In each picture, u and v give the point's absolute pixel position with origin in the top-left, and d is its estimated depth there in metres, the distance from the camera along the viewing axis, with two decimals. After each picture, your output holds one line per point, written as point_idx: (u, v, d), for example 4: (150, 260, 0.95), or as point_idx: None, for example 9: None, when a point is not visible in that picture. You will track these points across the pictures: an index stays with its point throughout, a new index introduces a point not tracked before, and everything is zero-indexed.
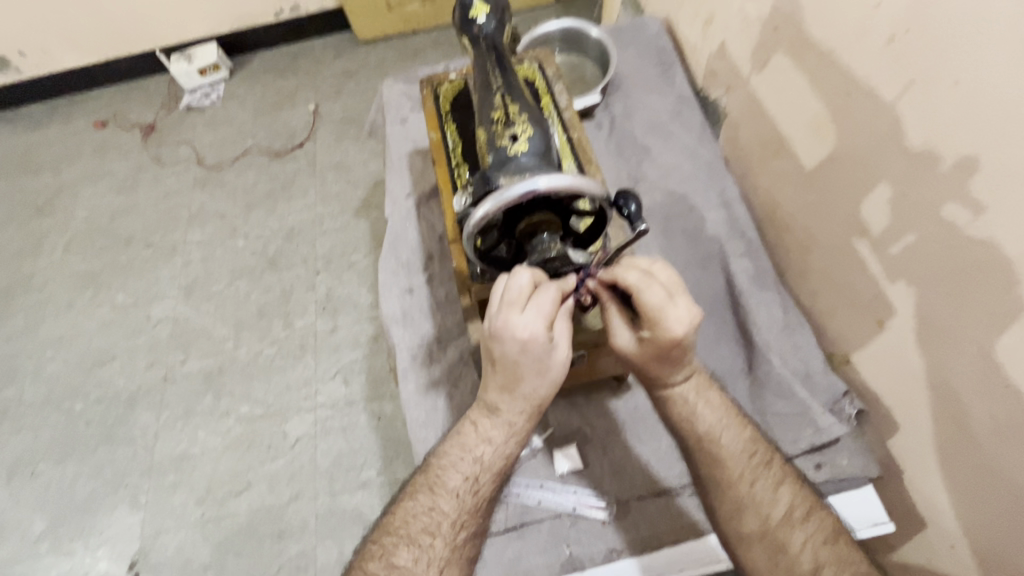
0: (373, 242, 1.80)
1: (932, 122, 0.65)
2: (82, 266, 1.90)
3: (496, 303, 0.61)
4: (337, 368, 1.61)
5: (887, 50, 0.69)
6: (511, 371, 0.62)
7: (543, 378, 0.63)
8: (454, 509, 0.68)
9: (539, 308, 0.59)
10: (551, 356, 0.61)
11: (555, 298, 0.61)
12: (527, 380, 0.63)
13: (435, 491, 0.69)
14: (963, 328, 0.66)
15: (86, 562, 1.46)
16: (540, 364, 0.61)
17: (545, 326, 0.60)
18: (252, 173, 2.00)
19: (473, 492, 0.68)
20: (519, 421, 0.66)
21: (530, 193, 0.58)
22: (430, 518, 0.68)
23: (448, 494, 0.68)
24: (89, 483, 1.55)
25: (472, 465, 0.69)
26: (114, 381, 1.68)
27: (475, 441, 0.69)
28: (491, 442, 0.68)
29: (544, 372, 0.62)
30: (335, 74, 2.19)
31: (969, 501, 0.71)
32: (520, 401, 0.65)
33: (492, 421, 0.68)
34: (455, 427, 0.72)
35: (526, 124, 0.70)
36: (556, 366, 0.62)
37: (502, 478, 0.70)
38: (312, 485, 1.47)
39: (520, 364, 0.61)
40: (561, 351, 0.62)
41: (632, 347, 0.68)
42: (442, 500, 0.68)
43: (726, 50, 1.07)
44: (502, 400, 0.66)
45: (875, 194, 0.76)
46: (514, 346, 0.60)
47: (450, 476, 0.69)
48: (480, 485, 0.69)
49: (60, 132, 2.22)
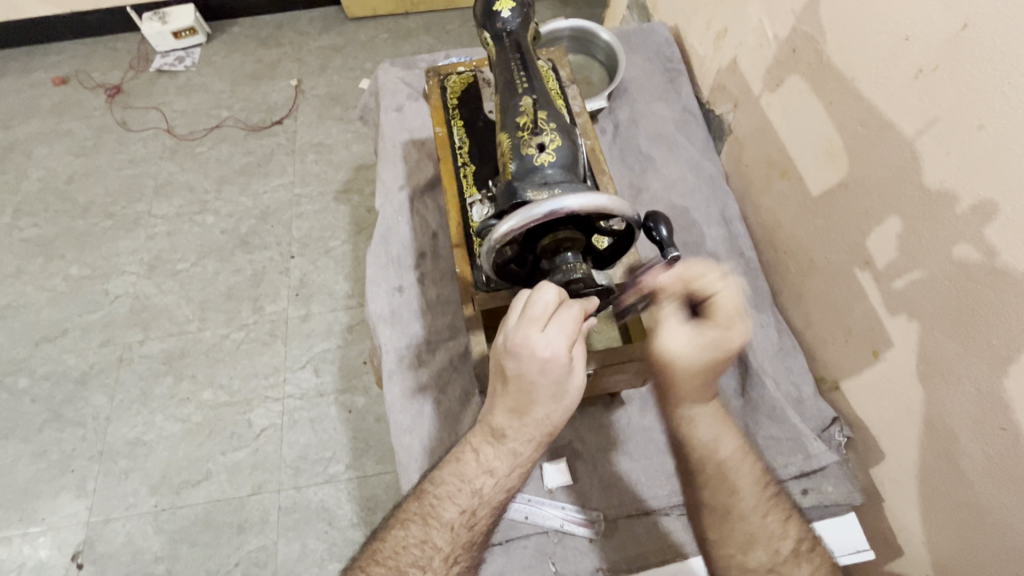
0: (352, 228, 1.73)
1: (951, 163, 0.65)
2: (33, 232, 1.76)
3: (515, 317, 0.58)
4: (309, 357, 1.54)
5: (913, 85, 0.69)
6: (527, 394, 0.59)
7: (557, 405, 0.60)
8: (447, 543, 0.65)
9: (562, 326, 0.57)
10: (570, 379, 0.59)
11: (577, 317, 0.58)
12: (541, 406, 0.60)
13: (429, 523, 0.66)
14: (962, 367, 0.67)
15: (24, 550, 1.36)
16: (558, 387, 0.58)
17: (568, 348, 0.57)
18: (226, 146, 1.89)
19: (469, 526, 0.66)
20: (525, 451, 0.64)
21: (558, 210, 0.55)
22: (422, 551, 0.65)
23: (442, 526, 0.66)
24: (32, 464, 1.44)
25: (469, 498, 0.66)
26: (64, 358, 1.57)
27: (475, 472, 0.66)
28: (492, 473, 0.66)
29: (561, 397, 0.60)
30: (320, 50, 2.09)
31: (947, 536, 0.72)
32: (530, 429, 0.63)
33: (495, 449, 0.65)
34: (454, 452, 0.69)
35: (554, 133, 0.66)
36: (574, 391, 0.60)
37: (499, 511, 0.68)
38: (276, 476, 1.40)
39: (536, 387, 0.58)
40: (579, 376, 0.60)
41: (685, 346, 0.68)
42: (436, 533, 0.66)
43: (737, 66, 1.06)
44: (510, 426, 0.63)
45: (884, 227, 0.76)
46: (533, 365, 0.57)
47: (447, 507, 0.66)
48: (477, 520, 0.66)
49: (15, 85, 2.05)
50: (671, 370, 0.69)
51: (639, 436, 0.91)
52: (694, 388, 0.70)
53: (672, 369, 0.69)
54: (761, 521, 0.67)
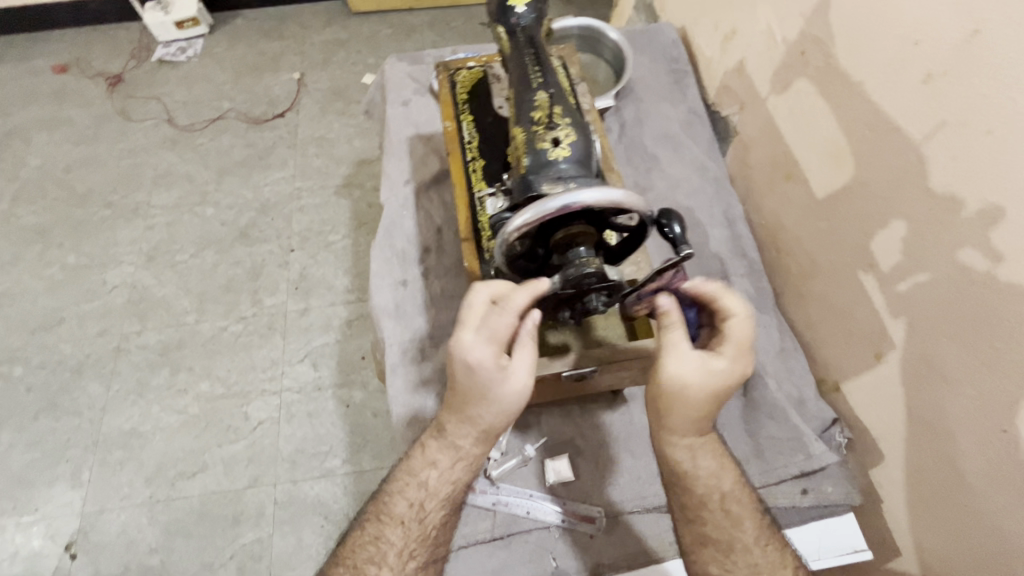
0: (353, 223, 1.73)
1: (958, 168, 0.66)
2: (31, 220, 1.75)
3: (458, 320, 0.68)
4: (307, 351, 1.54)
5: (922, 89, 0.70)
6: (462, 395, 0.67)
7: (489, 402, 0.66)
8: (400, 538, 0.70)
9: (485, 328, 0.64)
10: (504, 381, 0.65)
11: (506, 320, 0.64)
12: (474, 402, 0.67)
13: (382, 519, 0.71)
14: (963, 370, 0.67)
15: (17, 539, 1.35)
16: (488, 388, 0.65)
17: (493, 352, 0.64)
18: (227, 138, 1.88)
19: (418, 519, 0.70)
20: (464, 445, 0.70)
21: (572, 204, 0.56)
22: (376, 547, 0.69)
23: (393, 521, 0.70)
24: (26, 453, 1.43)
25: (417, 491, 0.71)
26: (60, 347, 1.56)
27: (421, 467, 0.71)
28: (436, 466, 0.71)
29: (496, 398, 0.65)
30: (323, 43, 2.08)
31: (944, 539, 0.73)
32: (468, 423, 0.69)
33: (439, 443, 0.71)
34: (406, 453, 0.75)
35: (569, 128, 0.67)
36: (512, 392, 0.65)
37: (450, 503, 0.72)
38: (273, 470, 1.40)
39: (467, 384, 0.66)
40: (517, 378, 0.65)
41: (696, 374, 0.66)
42: (389, 528, 0.70)
43: (745, 68, 1.07)
44: (452, 423, 0.70)
45: (889, 230, 0.77)
46: (464, 366, 0.65)
47: (397, 501, 0.71)
48: (426, 512, 0.71)
49: (15, 71, 2.04)
50: (680, 399, 0.67)
51: (642, 434, 0.92)
52: (693, 419, 0.68)
53: (680, 399, 0.67)
54: (761, 554, 0.68)
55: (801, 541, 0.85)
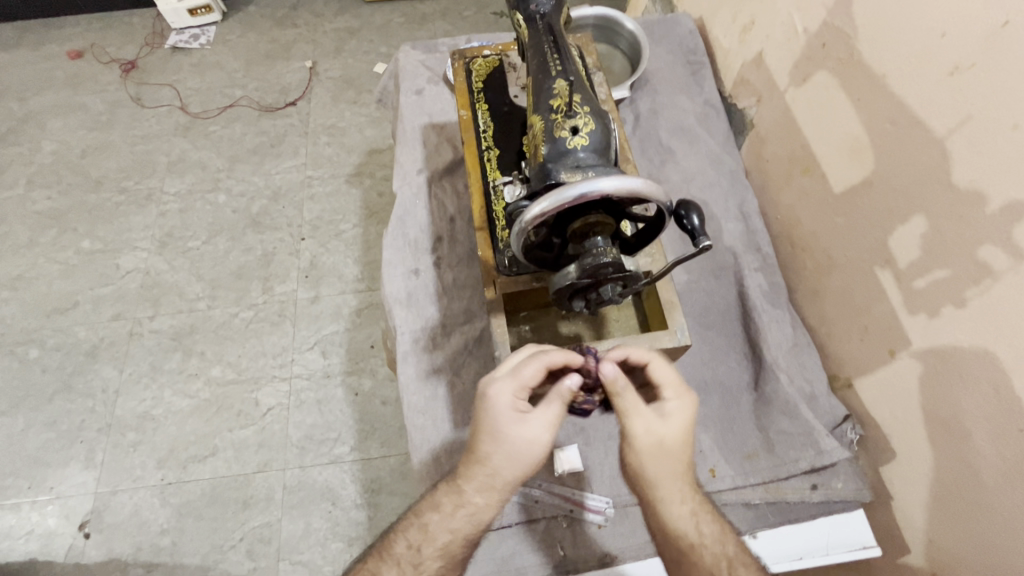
0: (363, 212, 1.73)
1: (980, 164, 0.65)
2: (46, 204, 1.77)
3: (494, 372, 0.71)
4: (317, 339, 1.55)
5: (947, 83, 0.69)
6: (476, 433, 0.67)
7: (497, 442, 0.65)
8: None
9: (515, 373, 0.66)
10: (513, 427, 0.65)
11: (536, 371, 0.66)
12: (485, 441, 0.66)
13: (382, 556, 0.70)
14: (981, 368, 0.67)
15: (33, 518, 1.38)
16: (497, 427, 0.65)
17: (512, 394, 0.65)
18: (239, 125, 1.89)
19: (413, 565, 0.67)
20: (467, 493, 0.67)
21: (589, 192, 0.56)
22: None
23: (391, 561, 0.69)
24: (42, 433, 1.46)
25: (418, 534, 0.69)
26: (74, 330, 1.58)
27: (426, 509, 0.70)
28: (439, 509, 0.69)
29: (503, 441, 0.65)
30: (336, 31, 2.08)
31: (956, 538, 0.72)
32: (478, 475, 0.67)
33: (447, 490, 0.69)
34: (419, 496, 0.73)
35: (588, 116, 0.66)
36: (517, 439, 0.65)
37: (450, 557, 0.68)
38: (282, 455, 1.42)
39: (482, 420, 0.66)
40: (528, 427, 0.65)
41: (662, 423, 0.65)
42: (385, 566, 0.68)
43: (763, 60, 1.05)
44: (464, 468, 0.69)
45: (908, 226, 0.76)
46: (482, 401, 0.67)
47: (399, 540, 0.70)
48: (422, 559, 0.67)
49: (30, 57, 2.05)
50: (658, 454, 0.65)
51: None
52: (679, 472, 0.66)
53: (657, 459, 0.65)
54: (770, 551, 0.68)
55: (771, 546, 0.84)
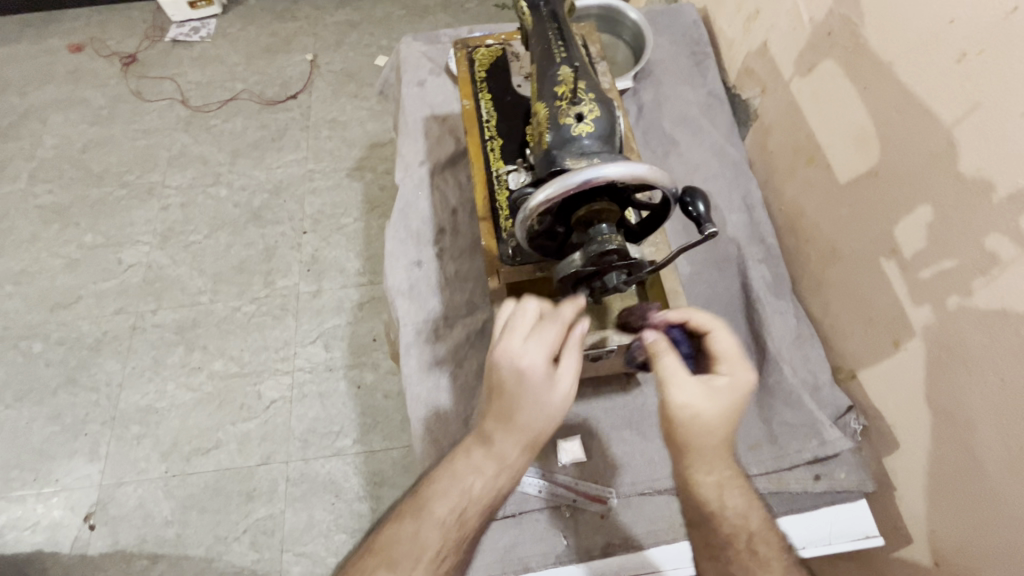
0: (365, 206, 1.73)
1: (987, 152, 0.65)
2: (48, 198, 1.77)
3: (500, 330, 0.65)
4: (319, 332, 1.55)
5: (954, 71, 0.68)
6: (508, 403, 0.63)
7: (539, 411, 0.63)
8: (438, 540, 0.65)
9: (540, 339, 0.62)
10: (551, 389, 0.63)
11: (558, 330, 0.63)
12: (525, 411, 0.63)
13: (420, 517, 0.66)
14: (986, 357, 0.67)
15: (38, 510, 1.39)
16: (538, 398, 0.62)
17: (545, 357, 0.62)
18: (240, 119, 1.89)
19: (458, 524, 0.66)
20: (513, 455, 0.66)
21: (595, 178, 0.55)
22: (412, 546, 0.65)
23: (433, 522, 0.66)
24: (46, 427, 1.47)
25: (460, 495, 0.67)
26: (77, 324, 1.58)
27: (466, 470, 0.67)
28: (483, 472, 0.66)
29: (542, 405, 0.63)
30: (336, 24, 2.07)
31: (960, 528, 0.72)
32: (517, 435, 0.65)
33: (485, 451, 0.67)
34: (449, 454, 0.70)
35: (593, 103, 0.66)
36: (555, 400, 0.63)
37: (489, 512, 0.68)
38: (286, 447, 1.42)
39: (517, 393, 0.63)
40: (562, 385, 0.63)
41: (704, 398, 0.63)
42: (427, 527, 0.66)
43: (768, 49, 1.05)
44: (497, 433, 0.66)
45: (914, 216, 0.75)
46: (510, 373, 0.62)
47: (439, 502, 0.67)
48: (466, 518, 0.66)
49: (30, 51, 2.05)
50: (695, 429, 0.63)
51: (654, 418, 0.92)
52: (715, 446, 0.64)
53: (695, 432, 0.63)
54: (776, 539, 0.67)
55: (795, 530, 0.85)
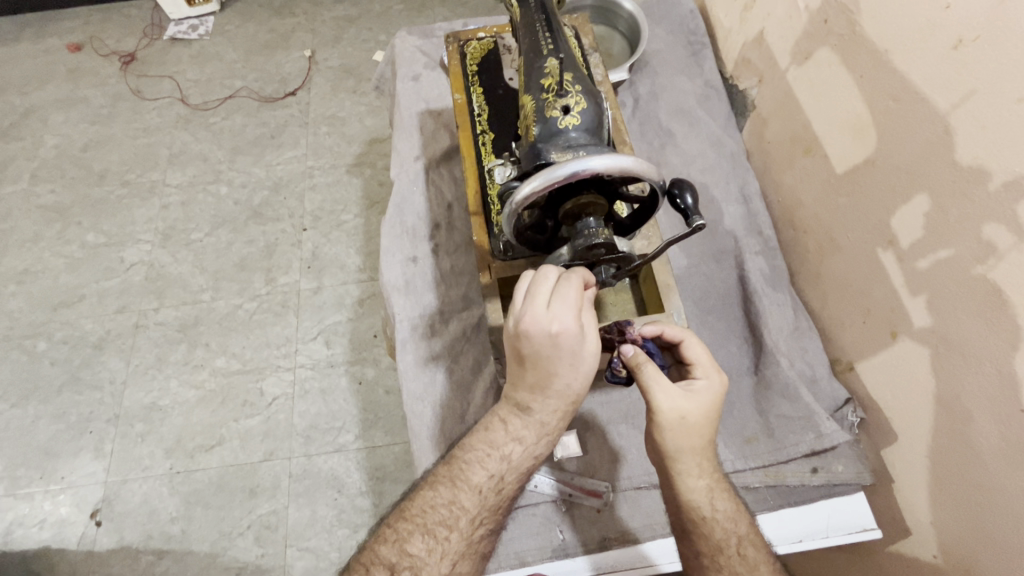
0: (364, 202, 1.72)
1: (985, 140, 0.64)
2: (50, 198, 1.78)
3: (520, 299, 0.61)
4: (320, 329, 1.55)
5: (950, 57, 0.67)
6: (544, 369, 0.61)
7: (576, 373, 0.61)
8: (475, 505, 0.67)
9: (566, 300, 0.58)
10: (584, 346, 0.60)
11: (579, 286, 0.59)
12: (561, 375, 0.62)
13: (458, 485, 0.67)
14: (983, 348, 0.66)
15: (45, 507, 1.40)
16: (574, 358, 0.60)
17: (574, 317, 0.58)
18: (239, 116, 1.88)
19: (496, 490, 0.67)
20: (552, 421, 0.66)
21: (582, 170, 0.55)
22: (450, 511, 0.66)
23: (470, 490, 0.67)
24: (52, 425, 1.48)
25: (498, 464, 0.68)
26: (81, 323, 1.59)
27: (503, 439, 0.68)
28: (521, 441, 0.67)
29: (577, 362, 0.61)
30: (335, 19, 2.06)
31: (960, 523, 0.71)
32: (553, 400, 0.64)
33: (523, 420, 0.66)
34: (482, 421, 0.70)
35: (579, 95, 0.65)
36: (589, 357, 0.61)
37: (524, 478, 0.70)
38: (288, 444, 1.43)
39: (554, 361, 0.60)
40: (593, 340, 0.61)
41: (687, 402, 0.63)
42: (465, 495, 0.67)
43: (764, 39, 1.03)
44: (534, 399, 0.65)
45: (911, 206, 0.74)
46: (544, 341, 0.59)
47: (475, 470, 0.68)
48: (504, 485, 0.68)
49: (30, 51, 2.05)
50: (682, 433, 0.63)
51: None
52: (701, 448, 0.65)
53: (681, 436, 0.63)
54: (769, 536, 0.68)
55: (772, 527, 0.84)
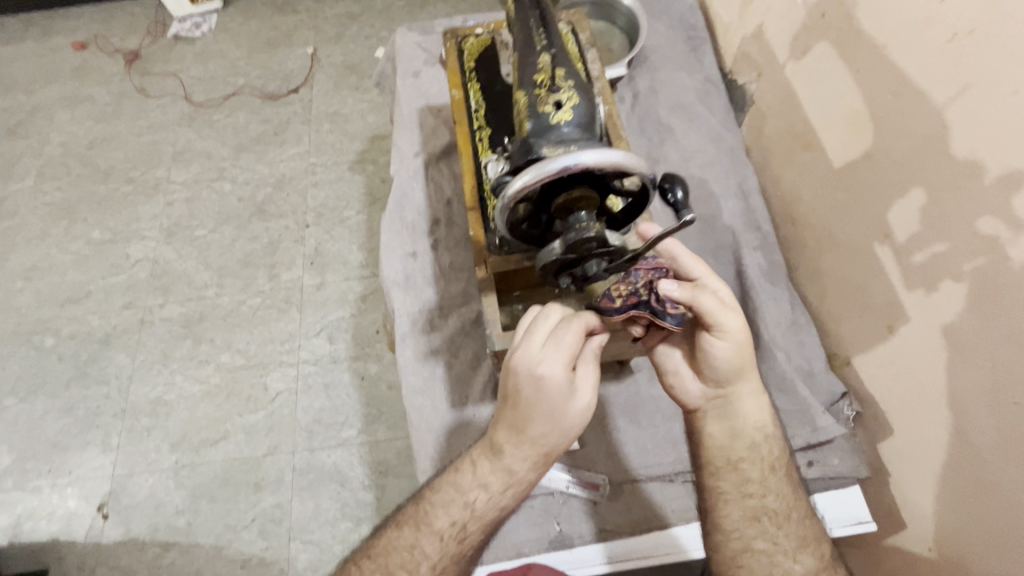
0: (367, 199, 1.73)
1: (979, 133, 0.64)
2: (56, 195, 1.80)
3: (520, 334, 0.63)
4: (323, 325, 1.57)
5: (945, 51, 0.67)
6: (525, 412, 0.62)
7: (553, 426, 0.62)
8: (437, 551, 0.68)
9: (560, 346, 0.59)
10: (569, 404, 0.61)
11: (577, 334, 0.61)
12: (538, 424, 0.62)
13: (420, 529, 0.69)
14: (977, 342, 0.66)
15: (53, 500, 1.42)
16: (556, 408, 0.61)
17: (564, 365, 0.59)
18: (243, 114, 1.90)
19: (458, 539, 0.68)
20: (518, 473, 0.65)
21: (574, 165, 0.56)
22: (411, 555, 0.69)
23: (433, 535, 0.69)
24: (59, 419, 1.50)
25: (461, 510, 0.68)
26: (88, 319, 1.61)
27: (469, 485, 0.68)
28: (486, 489, 0.67)
29: (558, 418, 0.61)
30: (337, 16, 2.06)
31: (955, 516, 0.72)
32: (526, 450, 0.64)
33: (492, 466, 0.67)
34: (455, 463, 0.71)
35: (572, 91, 0.66)
36: (574, 412, 0.61)
37: (491, 526, 0.70)
38: (291, 438, 1.45)
39: (534, 406, 0.61)
40: (582, 396, 0.62)
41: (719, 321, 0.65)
42: (426, 539, 0.69)
43: (763, 33, 1.03)
44: (507, 444, 0.65)
45: (906, 200, 0.75)
46: (529, 380, 0.60)
47: (439, 515, 0.69)
48: (466, 534, 0.68)
49: (35, 50, 2.07)
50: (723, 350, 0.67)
51: (648, 406, 0.92)
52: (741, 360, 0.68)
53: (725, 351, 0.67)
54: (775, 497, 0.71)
55: None
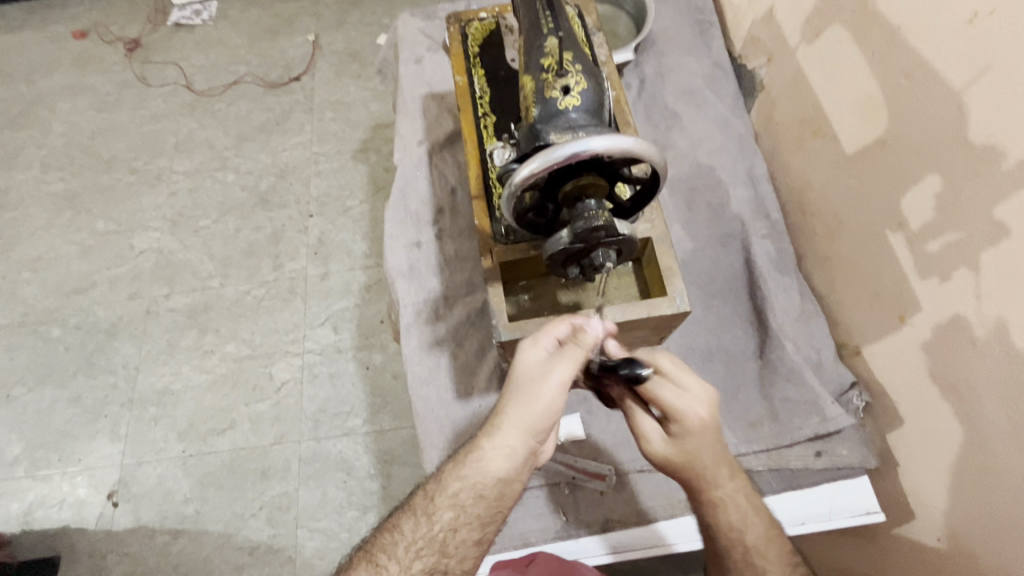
0: (370, 188, 1.72)
1: (999, 117, 0.62)
2: (60, 186, 1.80)
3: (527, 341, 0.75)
4: (327, 315, 1.56)
5: (965, 33, 0.65)
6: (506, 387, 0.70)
7: (521, 398, 0.67)
8: (412, 532, 0.66)
9: (545, 333, 0.70)
10: (536, 379, 0.67)
11: (563, 330, 0.70)
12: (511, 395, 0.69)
13: (399, 512, 0.69)
14: (994, 331, 0.65)
15: (63, 488, 1.44)
16: (525, 381, 0.67)
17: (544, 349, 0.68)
18: (245, 103, 1.88)
19: (428, 515, 0.67)
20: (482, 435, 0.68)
21: (582, 152, 0.55)
22: (388, 538, 0.67)
23: (407, 514, 0.68)
24: (68, 408, 1.51)
25: (433, 485, 0.69)
26: (94, 310, 1.62)
27: (444, 463, 0.71)
28: (456, 459, 0.69)
29: (524, 391, 0.67)
30: (339, 2, 2.03)
31: (965, 507, 0.71)
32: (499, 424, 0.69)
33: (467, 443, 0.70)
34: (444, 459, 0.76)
35: (580, 75, 0.64)
36: (539, 388, 0.67)
37: (465, 508, 0.66)
38: (297, 427, 1.45)
39: (512, 380, 0.69)
40: (551, 381, 0.67)
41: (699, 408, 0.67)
42: (402, 519, 0.68)
43: (774, 16, 1.01)
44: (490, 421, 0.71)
45: (921, 186, 0.73)
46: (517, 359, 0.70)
47: (416, 495, 0.70)
48: (436, 509, 0.66)
49: (35, 39, 2.05)
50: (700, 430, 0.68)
51: None
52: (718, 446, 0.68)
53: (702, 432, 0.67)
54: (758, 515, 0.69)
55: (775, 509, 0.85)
